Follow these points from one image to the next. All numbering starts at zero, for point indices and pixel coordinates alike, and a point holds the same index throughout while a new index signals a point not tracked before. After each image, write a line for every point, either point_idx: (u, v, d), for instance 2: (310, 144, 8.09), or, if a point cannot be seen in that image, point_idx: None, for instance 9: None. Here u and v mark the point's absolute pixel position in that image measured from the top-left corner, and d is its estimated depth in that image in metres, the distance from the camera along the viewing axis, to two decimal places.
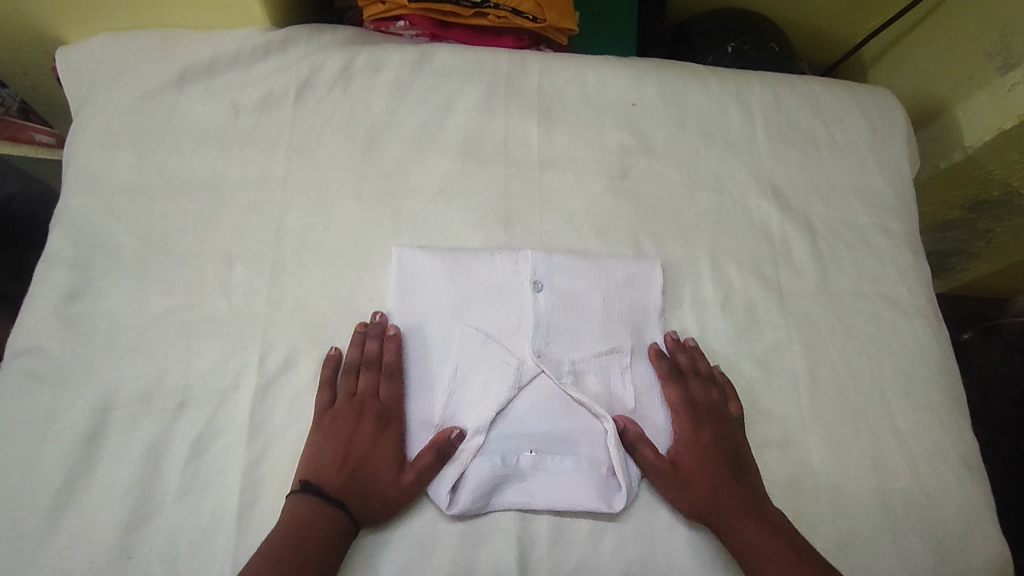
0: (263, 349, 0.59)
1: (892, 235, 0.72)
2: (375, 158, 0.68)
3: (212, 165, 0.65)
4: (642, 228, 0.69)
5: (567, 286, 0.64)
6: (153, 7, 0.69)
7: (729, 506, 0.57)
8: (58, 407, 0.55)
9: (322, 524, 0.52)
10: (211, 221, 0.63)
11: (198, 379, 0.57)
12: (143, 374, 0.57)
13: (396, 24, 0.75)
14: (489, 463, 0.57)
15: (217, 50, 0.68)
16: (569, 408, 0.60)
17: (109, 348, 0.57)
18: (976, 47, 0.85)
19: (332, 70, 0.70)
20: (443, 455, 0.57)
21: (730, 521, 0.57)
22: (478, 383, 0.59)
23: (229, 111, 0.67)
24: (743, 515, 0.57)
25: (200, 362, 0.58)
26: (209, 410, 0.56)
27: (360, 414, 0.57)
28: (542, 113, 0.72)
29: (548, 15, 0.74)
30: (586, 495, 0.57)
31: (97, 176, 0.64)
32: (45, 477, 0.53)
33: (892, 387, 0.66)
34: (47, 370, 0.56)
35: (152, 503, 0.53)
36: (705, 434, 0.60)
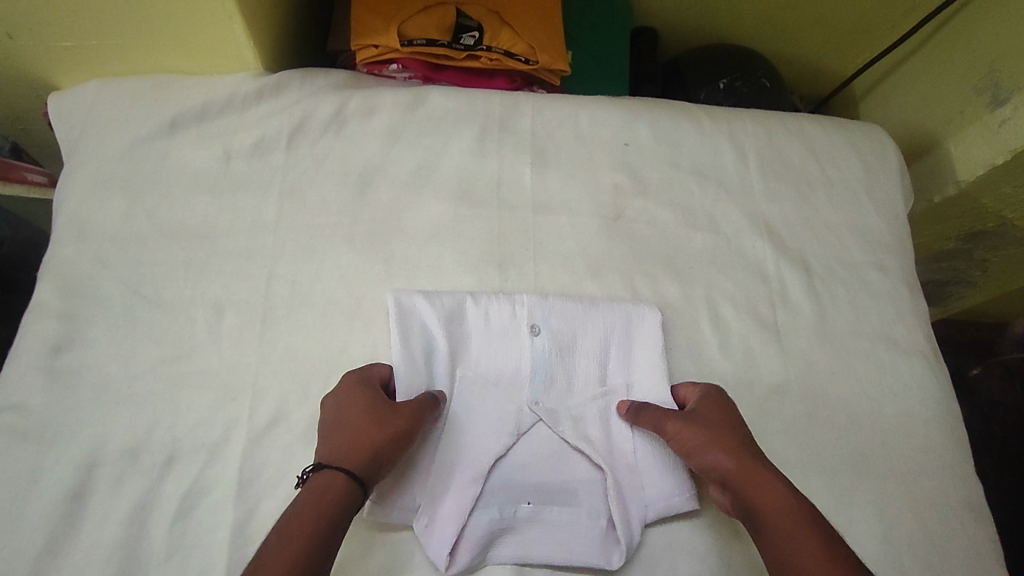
0: (252, 401, 0.57)
1: (889, 273, 0.72)
2: (369, 203, 0.67)
3: (204, 212, 0.65)
4: (638, 268, 0.68)
5: (566, 329, 0.63)
6: (147, 54, 0.69)
7: (746, 482, 0.51)
8: (42, 464, 0.54)
9: (313, 502, 0.47)
10: (202, 268, 0.62)
11: (186, 433, 0.56)
12: (130, 429, 0.55)
13: (389, 67, 0.75)
14: (487, 516, 0.55)
15: (210, 96, 0.68)
16: (566, 459, 0.59)
17: (96, 402, 0.56)
18: (965, 82, 0.85)
19: (325, 115, 0.70)
20: (441, 510, 0.55)
21: (753, 500, 0.50)
22: (475, 432, 0.59)
23: (221, 157, 0.67)
24: (768, 486, 0.50)
25: (188, 416, 0.56)
26: (197, 465, 0.55)
27: (361, 397, 0.54)
28: (535, 154, 0.72)
29: (540, 57, 0.76)
30: (585, 550, 0.55)
31: (86, 224, 0.64)
32: (26, 539, 0.51)
33: (893, 429, 0.65)
34: (31, 426, 0.55)
35: (137, 565, 0.52)
36: (714, 412, 0.56)
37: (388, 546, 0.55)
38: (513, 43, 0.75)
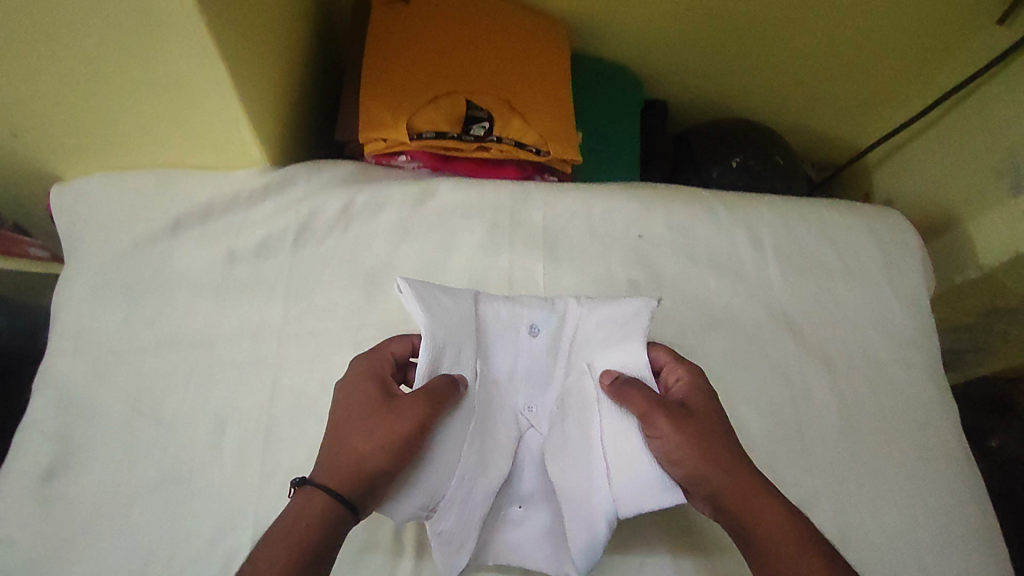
0: (255, 528, 0.54)
1: (914, 370, 0.70)
2: (376, 304, 0.65)
3: (207, 318, 0.63)
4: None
5: (569, 331, 0.59)
6: (150, 150, 0.68)
7: (743, 504, 0.47)
8: None
9: (299, 520, 0.45)
10: (203, 380, 0.60)
11: (184, 566, 0.53)
12: (125, 563, 0.53)
13: (398, 158, 0.75)
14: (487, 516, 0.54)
15: (214, 194, 0.67)
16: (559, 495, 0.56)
17: (90, 532, 0.54)
18: (983, 163, 0.84)
19: (333, 211, 0.68)
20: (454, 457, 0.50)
21: (749, 525, 0.47)
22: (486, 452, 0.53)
23: (225, 257, 0.65)
24: (768, 512, 0.47)
25: (186, 546, 0.53)
26: None
27: (366, 391, 0.50)
28: (547, 248, 0.70)
29: (551, 149, 0.75)
30: None
31: (85, 333, 0.62)
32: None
33: (928, 543, 0.61)
34: (23, 557, 0.52)
35: None
36: (707, 415, 0.51)
37: None
38: (524, 134, 0.74)
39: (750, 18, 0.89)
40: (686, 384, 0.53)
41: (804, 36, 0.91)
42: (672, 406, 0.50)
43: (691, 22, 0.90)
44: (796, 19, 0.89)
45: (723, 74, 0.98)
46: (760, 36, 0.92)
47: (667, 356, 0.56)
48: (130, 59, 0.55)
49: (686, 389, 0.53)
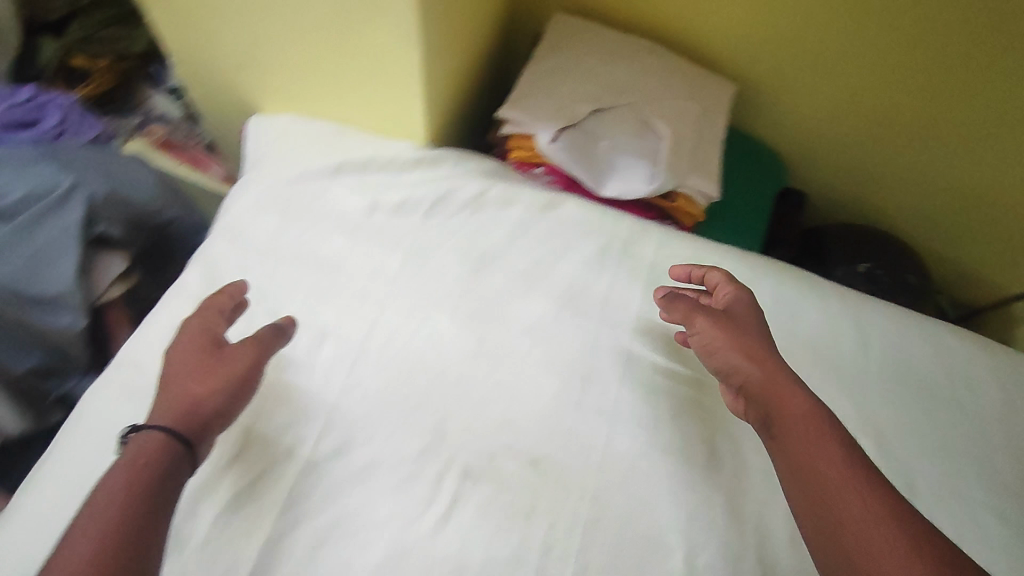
0: (319, 433, 0.60)
1: (1013, 527, 0.62)
2: (481, 281, 0.71)
3: (336, 249, 0.72)
4: (716, 420, 0.65)
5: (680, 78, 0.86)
6: (338, 109, 0.81)
7: (777, 399, 0.55)
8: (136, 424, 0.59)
9: (146, 451, 0.49)
10: (317, 296, 0.68)
11: (260, 438, 0.59)
12: None
13: (536, 169, 0.81)
14: (578, 136, 0.78)
15: (374, 155, 0.77)
16: (643, 140, 0.79)
17: None
18: None
19: (467, 195, 0.75)
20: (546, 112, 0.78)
21: (771, 406, 0.55)
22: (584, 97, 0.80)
23: (367, 206, 0.74)
24: (790, 398, 0.54)
25: (265, 424, 0.60)
26: (260, 467, 0.58)
27: (198, 356, 0.56)
28: (649, 284, 0.73)
29: (678, 197, 0.80)
30: (628, 180, 0.77)
31: (240, 230, 0.72)
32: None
33: None
34: (144, 386, 0.62)
35: (177, 541, 0.54)
36: (745, 314, 0.62)
37: None
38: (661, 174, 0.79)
39: (918, 137, 0.91)
40: (730, 294, 0.64)
41: (969, 169, 0.91)
42: (710, 310, 0.62)
43: (856, 125, 0.93)
44: (965, 151, 0.90)
45: (874, 185, 1.00)
46: (921, 154, 0.93)
47: (720, 275, 0.66)
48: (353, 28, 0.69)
49: (732, 298, 0.64)
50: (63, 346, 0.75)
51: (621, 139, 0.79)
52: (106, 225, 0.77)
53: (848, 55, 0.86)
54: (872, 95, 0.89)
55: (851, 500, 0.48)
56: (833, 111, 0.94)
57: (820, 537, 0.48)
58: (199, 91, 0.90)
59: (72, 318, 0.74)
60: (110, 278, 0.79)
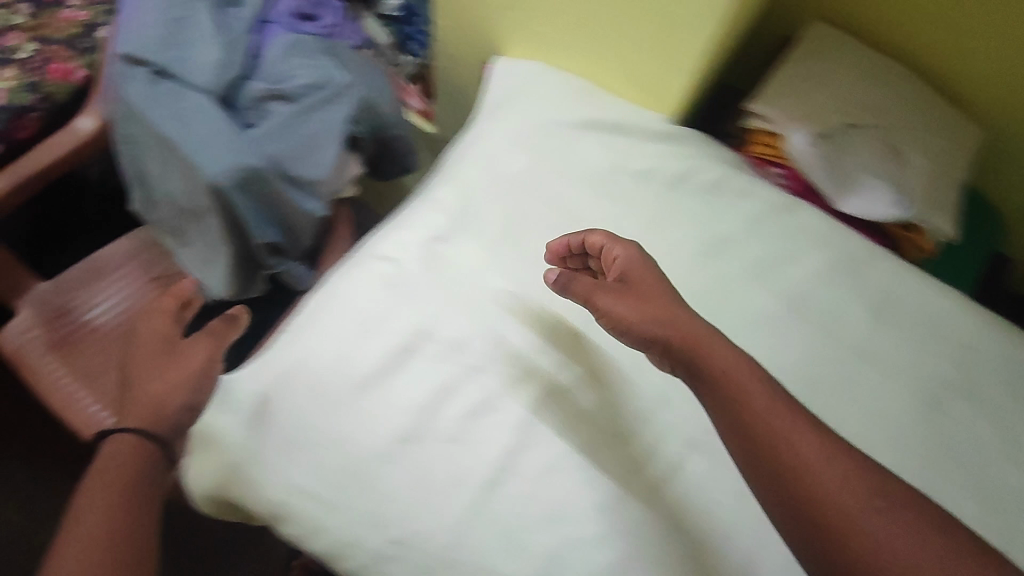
0: (555, 365, 0.63)
1: None
2: (713, 264, 0.72)
3: (578, 198, 0.73)
4: (929, 462, 0.64)
5: (937, 115, 0.84)
6: (594, 66, 0.82)
7: (713, 364, 0.52)
8: (392, 313, 0.63)
9: None
10: (556, 242, 0.71)
11: (501, 356, 0.63)
12: (461, 323, 0.64)
13: (772, 168, 0.80)
14: (828, 146, 0.77)
15: (625, 117, 0.79)
16: (891, 162, 0.78)
17: (445, 293, 0.65)
18: None
19: (708, 179, 0.76)
20: (802, 115, 0.77)
21: (698, 363, 0.53)
22: (842, 107, 0.78)
23: (614, 164, 0.76)
24: (716, 352, 0.53)
25: (506, 344, 0.63)
26: (502, 382, 0.61)
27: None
28: (875, 308, 0.72)
29: (909, 224, 0.79)
30: (869, 201, 0.77)
31: (492, 159, 0.75)
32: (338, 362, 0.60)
33: None
34: (398, 280, 0.66)
35: (426, 429, 0.58)
36: (644, 273, 0.59)
37: (612, 550, 0.55)
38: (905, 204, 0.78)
39: None
40: (620, 256, 0.60)
41: None
42: (612, 285, 0.59)
43: None
44: None
45: None
46: None
47: (602, 235, 0.62)
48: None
49: (625, 261, 0.60)
50: (297, 225, 0.81)
51: (871, 158, 0.78)
52: (360, 126, 0.80)
53: None
54: None
55: (858, 495, 0.45)
56: None
57: (796, 524, 0.46)
58: (450, 20, 0.93)
59: (314, 204, 0.79)
60: (349, 176, 0.83)
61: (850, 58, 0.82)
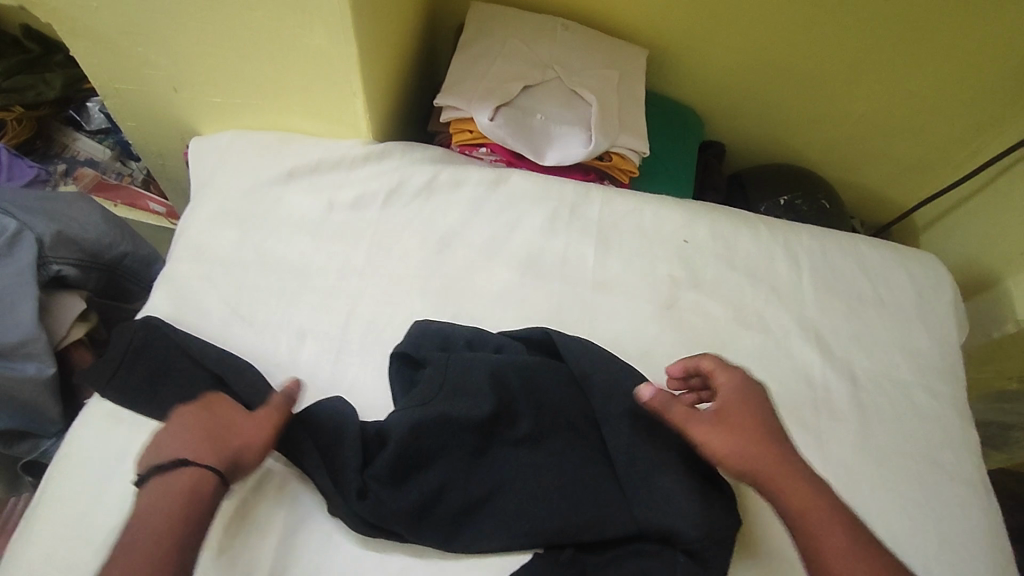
0: None
1: (938, 397, 0.72)
2: (444, 261, 0.76)
3: (303, 252, 0.75)
4: (672, 358, 0.72)
5: (587, 51, 0.88)
6: (273, 114, 0.82)
7: (788, 495, 0.53)
8: (129, 448, 0.62)
9: None
10: (281, 294, 0.72)
11: None
12: None
13: (479, 149, 0.84)
14: (495, 118, 0.80)
15: (325, 154, 0.79)
16: (568, 126, 0.82)
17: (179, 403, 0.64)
18: (1005, 230, 0.95)
19: (418, 183, 0.79)
20: (470, 98, 0.81)
21: (781, 492, 0.54)
22: (510, 89, 0.82)
23: (325, 206, 0.77)
24: (794, 483, 0.54)
25: None
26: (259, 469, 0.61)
27: None
28: (600, 239, 0.78)
29: (614, 155, 0.85)
30: (565, 150, 0.81)
31: (203, 245, 0.74)
32: (105, 513, 0.59)
33: (929, 541, 0.64)
34: (131, 413, 0.64)
35: None
36: (740, 409, 0.58)
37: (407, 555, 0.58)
38: (610, 164, 0.85)
39: (840, 76, 0.97)
40: (726, 382, 0.60)
41: (869, 106, 1.00)
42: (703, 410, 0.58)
43: (771, 85, 1.00)
44: (862, 85, 0.97)
45: (778, 133, 1.07)
46: (841, 90, 0.99)
47: (714, 362, 0.61)
48: (267, 20, 0.69)
49: (731, 387, 0.59)
50: (32, 399, 0.75)
51: (547, 126, 0.82)
52: (61, 265, 0.78)
53: (757, 7, 0.90)
54: (778, 40, 0.94)
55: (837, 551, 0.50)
56: (747, 58, 0.97)
57: None
58: (136, 123, 0.89)
59: (37, 365, 0.74)
60: (72, 316, 0.80)
61: (499, 37, 0.87)
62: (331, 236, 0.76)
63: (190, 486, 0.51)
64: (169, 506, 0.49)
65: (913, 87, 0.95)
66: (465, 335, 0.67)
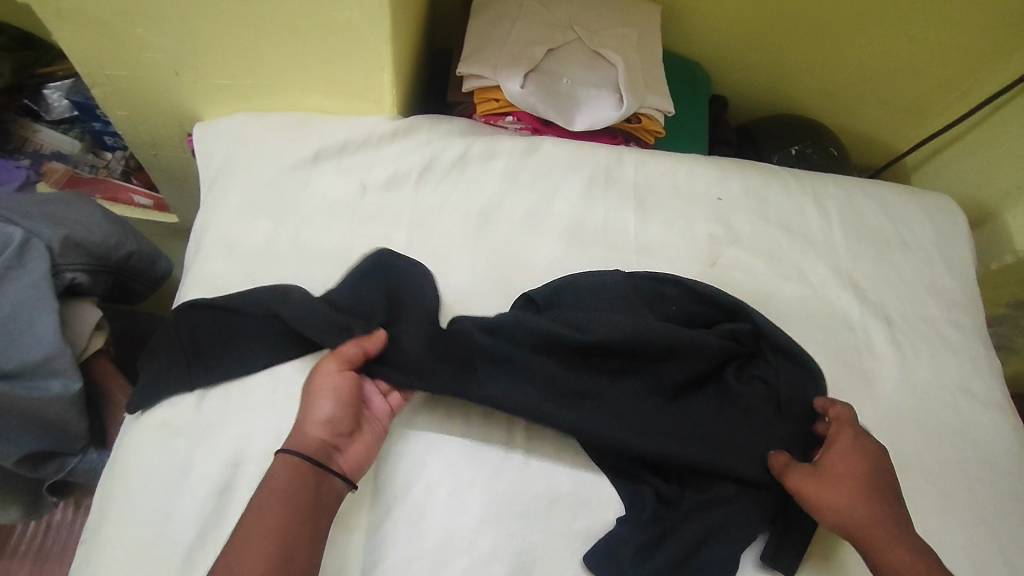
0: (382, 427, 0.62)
1: (964, 329, 0.77)
2: (488, 236, 0.74)
3: (341, 237, 0.72)
4: None
5: (605, 9, 0.86)
6: (288, 93, 0.77)
7: (878, 556, 0.56)
8: (191, 460, 0.59)
9: None
10: (323, 284, 0.69)
11: None
12: (267, 429, 0.61)
13: (505, 118, 0.83)
14: (524, 84, 0.78)
15: (351, 133, 0.75)
16: (595, 89, 0.81)
17: (241, 406, 0.62)
18: (1007, 165, 0.99)
19: (451, 157, 0.76)
20: (494, 65, 0.79)
21: (875, 553, 0.56)
22: (536, 54, 0.79)
23: (358, 188, 0.74)
24: (891, 548, 0.56)
25: None
26: None
27: None
28: (638, 202, 0.78)
29: (640, 116, 0.84)
30: (595, 115, 0.80)
31: (234, 239, 0.71)
32: (179, 528, 0.57)
33: (969, 462, 0.69)
34: (187, 422, 0.61)
35: None
36: (852, 468, 0.60)
37: (498, 532, 0.58)
38: (636, 126, 0.85)
39: (844, 24, 0.98)
40: (841, 436, 0.62)
41: (870, 53, 1.02)
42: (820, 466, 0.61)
43: (776, 36, 1.01)
44: (865, 32, 0.99)
45: (780, 83, 1.09)
46: (843, 38, 1.00)
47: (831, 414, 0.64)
48: None
49: (844, 438, 0.62)
50: (60, 417, 0.71)
51: (574, 91, 0.81)
52: (72, 273, 0.73)
53: None
54: None
55: None
56: (753, 10, 0.97)
57: None
58: (128, 110, 0.83)
59: (63, 382, 0.69)
60: (90, 326, 0.76)
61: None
62: (370, 219, 0.73)
63: (293, 472, 0.54)
64: (279, 492, 0.53)
65: (913, 32, 0.97)
66: (586, 290, 0.69)
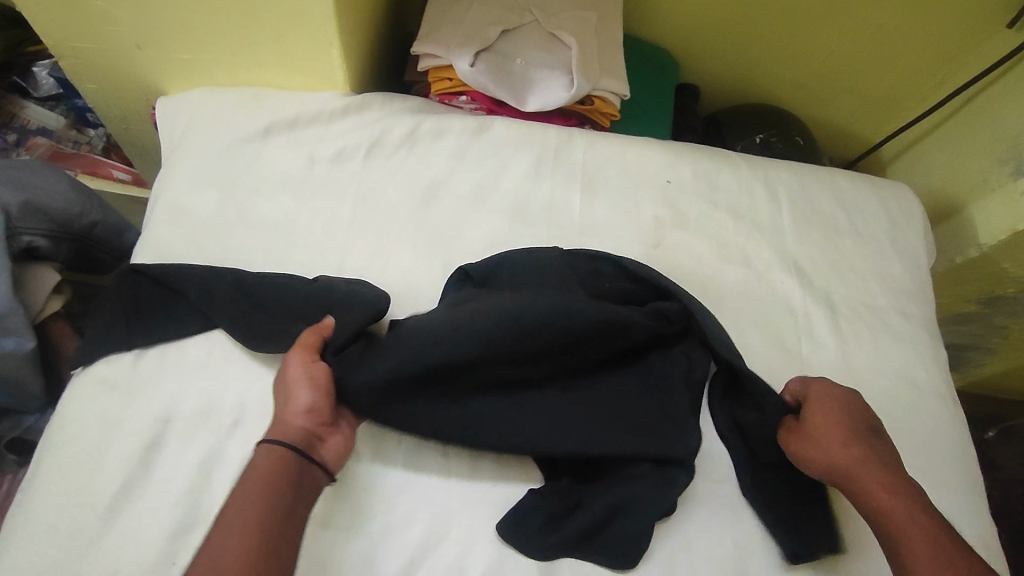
0: None
1: (910, 319, 0.76)
2: (431, 211, 0.75)
3: (286, 208, 0.73)
4: None
5: None
6: (245, 68, 0.79)
7: (868, 500, 0.57)
8: (122, 415, 0.62)
9: None
10: (265, 253, 0.71)
11: (256, 397, 0.63)
12: (199, 389, 0.63)
13: (459, 98, 0.84)
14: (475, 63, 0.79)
15: (303, 107, 0.77)
16: (548, 70, 0.82)
17: (175, 366, 0.64)
18: (989, 152, 0.94)
19: (400, 134, 0.78)
20: (447, 44, 0.80)
21: (865, 496, 0.57)
22: (489, 33, 0.80)
23: (306, 161, 0.75)
24: (885, 490, 0.57)
25: (258, 381, 0.64)
26: (262, 426, 0.62)
27: None
28: (585, 183, 0.79)
29: (595, 99, 0.85)
30: (546, 95, 0.81)
31: (183, 207, 0.73)
32: (105, 478, 0.59)
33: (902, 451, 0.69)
34: (122, 380, 0.63)
35: (201, 511, 0.58)
36: (832, 413, 0.61)
37: (412, 495, 0.60)
38: (589, 108, 0.86)
39: (814, 12, 0.97)
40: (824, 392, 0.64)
41: (841, 42, 1.01)
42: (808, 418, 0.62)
43: (746, 23, 1.00)
44: (835, 21, 0.98)
45: (752, 72, 1.08)
46: (814, 27, 0.99)
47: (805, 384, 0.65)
48: None
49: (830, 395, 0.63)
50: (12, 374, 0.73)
51: (527, 71, 0.81)
52: (30, 236, 0.76)
53: None
54: None
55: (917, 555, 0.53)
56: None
57: None
58: (97, 83, 0.85)
59: (16, 340, 0.72)
60: (47, 289, 0.78)
61: None
62: (316, 191, 0.75)
63: (278, 462, 0.53)
64: (264, 481, 0.52)
65: (884, 22, 0.96)
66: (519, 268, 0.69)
